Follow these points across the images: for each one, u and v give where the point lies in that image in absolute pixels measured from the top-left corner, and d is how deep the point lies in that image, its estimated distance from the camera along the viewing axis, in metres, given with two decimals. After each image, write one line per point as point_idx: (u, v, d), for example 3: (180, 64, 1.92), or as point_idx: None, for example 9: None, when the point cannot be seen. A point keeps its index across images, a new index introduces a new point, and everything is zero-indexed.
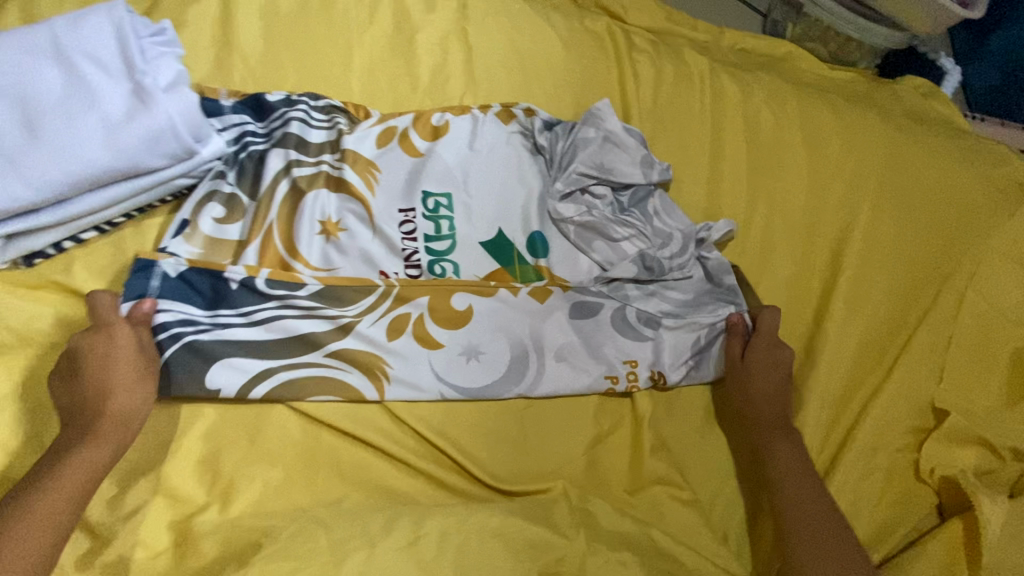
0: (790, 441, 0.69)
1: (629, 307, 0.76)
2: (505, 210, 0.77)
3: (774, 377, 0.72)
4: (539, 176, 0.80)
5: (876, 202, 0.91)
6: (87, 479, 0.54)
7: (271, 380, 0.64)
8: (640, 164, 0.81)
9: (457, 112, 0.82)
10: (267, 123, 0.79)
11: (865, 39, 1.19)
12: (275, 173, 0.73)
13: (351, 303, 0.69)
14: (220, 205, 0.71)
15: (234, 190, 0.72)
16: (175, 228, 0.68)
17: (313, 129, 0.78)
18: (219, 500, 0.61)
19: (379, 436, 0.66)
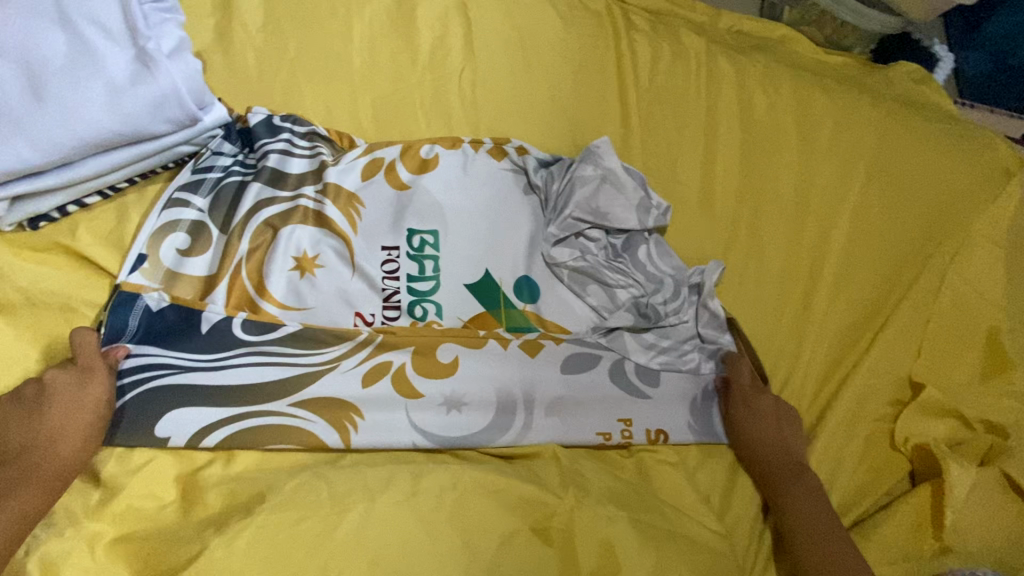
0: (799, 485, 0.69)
1: (627, 359, 0.76)
2: (497, 255, 0.78)
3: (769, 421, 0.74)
4: (535, 216, 0.82)
5: (863, 185, 0.93)
6: (17, 529, 0.54)
7: (228, 429, 0.64)
8: (638, 208, 0.82)
9: (448, 145, 0.84)
10: (248, 153, 0.79)
11: (860, 25, 1.19)
12: (251, 209, 0.74)
13: (326, 346, 0.69)
14: (184, 235, 0.72)
15: (203, 222, 0.73)
16: (132, 262, 0.69)
17: (295, 158, 0.78)
18: (223, 456, 0.64)
19: (384, 401, 0.69)
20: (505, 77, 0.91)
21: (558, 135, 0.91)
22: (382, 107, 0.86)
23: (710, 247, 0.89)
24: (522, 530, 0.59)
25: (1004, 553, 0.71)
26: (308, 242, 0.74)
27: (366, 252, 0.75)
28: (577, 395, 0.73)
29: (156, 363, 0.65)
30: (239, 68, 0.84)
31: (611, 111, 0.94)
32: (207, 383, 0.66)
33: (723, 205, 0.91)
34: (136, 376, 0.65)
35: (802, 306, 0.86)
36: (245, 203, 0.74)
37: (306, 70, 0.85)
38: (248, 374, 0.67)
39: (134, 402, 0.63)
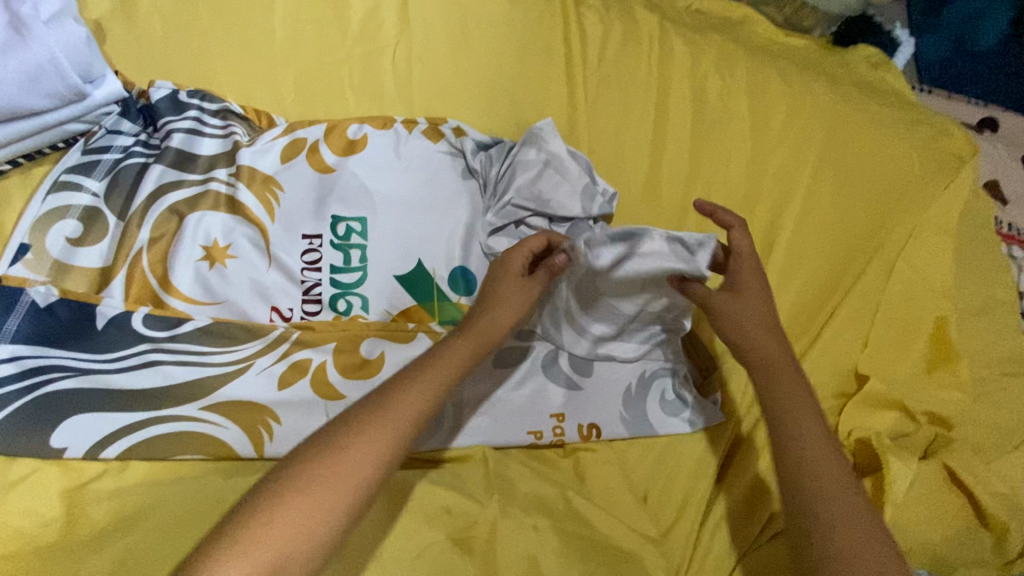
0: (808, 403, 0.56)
1: (562, 349, 0.71)
2: (429, 245, 0.73)
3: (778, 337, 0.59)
4: (473, 203, 0.77)
5: (816, 172, 0.91)
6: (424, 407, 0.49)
7: (129, 438, 0.58)
8: (584, 196, 0.77)
9: (377, 125, 0.78)
10: (152, 132, 0.72)
11: (819, 5, 1.17)
12: (153, 193, 0.67)
13: (237, 343, 0.64)
14: (75, 223, 0.64)
15: (98, 207, 0.66)
16: (14, 253, 0.62)
17: (205, 138, 0.72)
18: (118, 466, 0.58)
19: (297, 406, 0.63)
20: (443, 52, 0.85)
21: (500, 114, 0.86)
22: (305, 81, 0.80)
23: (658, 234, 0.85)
24: (440, 540, 0.55)
25: (943, 546, 0.70)
26: (218, 224, 0.68)
27: (286, 239, 0.69)
28: (510, 395, 0.69)
29: (41, 367, 0.59)
30: (144, 40, 0.76)
31: (557, 90, 0.89)
32: (97, 388, 0.59)
33: (673, 191, 0.87)
34: (19, 381, 0.58)
35: None
36: (145, 187, 0.67)
37: (220, 41, 0.78)
38: (148, 378, 0.60)
39: (15, 411, 0.57)
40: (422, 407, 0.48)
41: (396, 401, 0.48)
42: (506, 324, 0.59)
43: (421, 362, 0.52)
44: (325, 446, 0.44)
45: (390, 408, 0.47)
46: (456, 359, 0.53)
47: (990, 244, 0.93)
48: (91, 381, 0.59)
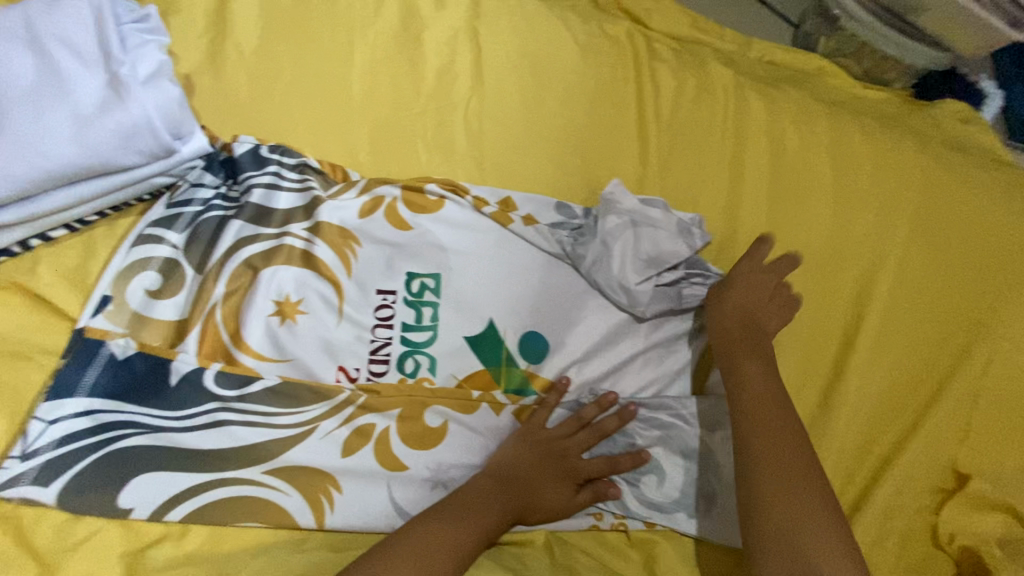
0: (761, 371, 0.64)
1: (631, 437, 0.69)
2: (499, 306, 0.71)
3: (752, 320, 0.68)
4: (544, 269, 0.74)
5: (905, 241, 0.84)
6: (478, 534, 0.58)
7: (193, 501, 0.57)
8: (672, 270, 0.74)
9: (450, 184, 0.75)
10: (232, 185, 0.73)
11: (905, 59, 1.12)
12: (231, 247, 0.67)
13: (304, 404, 0.62)
14: (156, 275, 0.65)
15: (179, 260, 0.67)
16: (96, 304, 0.63)
17: (281, 192, 0.72)
18: (177, 530, 0.57)
19: (359, 478, 0.61)
20: (514, 106, 0.85)
21: (571, 170, 0.83)
22: (379, 136, 0.80)
23: None
24: None
25: None
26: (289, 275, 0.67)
27: (359, 295, 0.68)
28: None
29: (112, 423, 0.58)
30: (229, 92, 0.78)
31: (628, 145, 0.86)
32: (163, 448, 0.58)
33: (749, 255, 0.83)
34: (90, 436, 0.58)
35: (836, 375, 0.77)
36: (224, 240, 0.68)
37: (300, 95, 0.79)
38: (215, 439, 0.60)
39: (86, 467, 0.56)
40: (475, 536, 0.57)
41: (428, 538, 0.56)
42: (544, 469, 0.64)
43: (478, 488, 0.61)
44: (385, 558, 0.53)
45: (452, 529, 0.57)
46: (508, 493, 0.62)
47: None
48: (158, 441, 0.59)
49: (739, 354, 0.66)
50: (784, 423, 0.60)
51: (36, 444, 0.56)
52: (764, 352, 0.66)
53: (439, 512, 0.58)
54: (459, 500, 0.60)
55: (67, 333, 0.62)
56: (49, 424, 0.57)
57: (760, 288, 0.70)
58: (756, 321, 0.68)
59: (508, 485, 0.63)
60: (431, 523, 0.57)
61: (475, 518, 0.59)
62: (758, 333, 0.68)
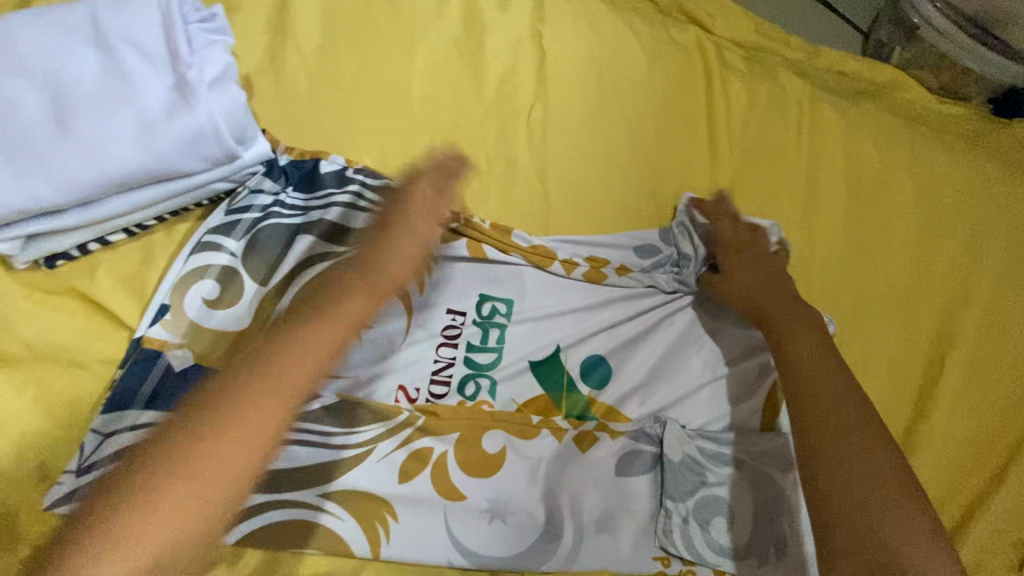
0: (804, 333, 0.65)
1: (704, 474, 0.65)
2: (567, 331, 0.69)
3: (776, 293, 0.69)
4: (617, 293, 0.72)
5: (992, 275, 0.79)
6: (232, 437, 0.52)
7: (248, 524, 0.55)
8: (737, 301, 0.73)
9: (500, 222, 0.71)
10: (308, 197, 0.71)
11: (984, 73, 1.05)
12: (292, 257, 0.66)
13: (361, 424, 0.60)
14: (214, 284, 0.63)
15: (238, 268, 0.65)
16: (154, 313, 0.61)
17: (359, 214, 0.69)
18: (230, 554, 0.55)
19: (416, 508, 0.59)
20: (579, 115, 0.81)
21: (637, 185, 0.79)
22: (439, 143, 0.76)
23: None
24: None
25: None
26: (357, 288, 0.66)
27: (428, 315, 0.67)
28: (637, 510, 0.63)
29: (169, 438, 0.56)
30: (288, 95, 0.75)
31: (697, 161, 0.82)
32: None
33: (823, 282, 0.78)
34: None
35: (917, 415, 0.72)
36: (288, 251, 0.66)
37: (360, 100, 0.76)
38: (270, 457, 0.58)
39: None
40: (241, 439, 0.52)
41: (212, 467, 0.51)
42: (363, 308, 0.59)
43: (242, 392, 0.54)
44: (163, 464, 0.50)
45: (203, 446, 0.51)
46: (271, 394, 0.54)
47: None
48: None
49: (777, 315, 0.67)
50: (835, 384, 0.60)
51: (91, 458, 0.54)
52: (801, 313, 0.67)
53: (199, 418, 0.52)
54: (238, 398, 0.54)
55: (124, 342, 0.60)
56: (105, 437, 0.55)
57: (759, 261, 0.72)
58: (784, 295, 0.69)
59: (263, 383, 0.55)
60: (213, 428, 0.52)
61: (245, 423, 0.53)
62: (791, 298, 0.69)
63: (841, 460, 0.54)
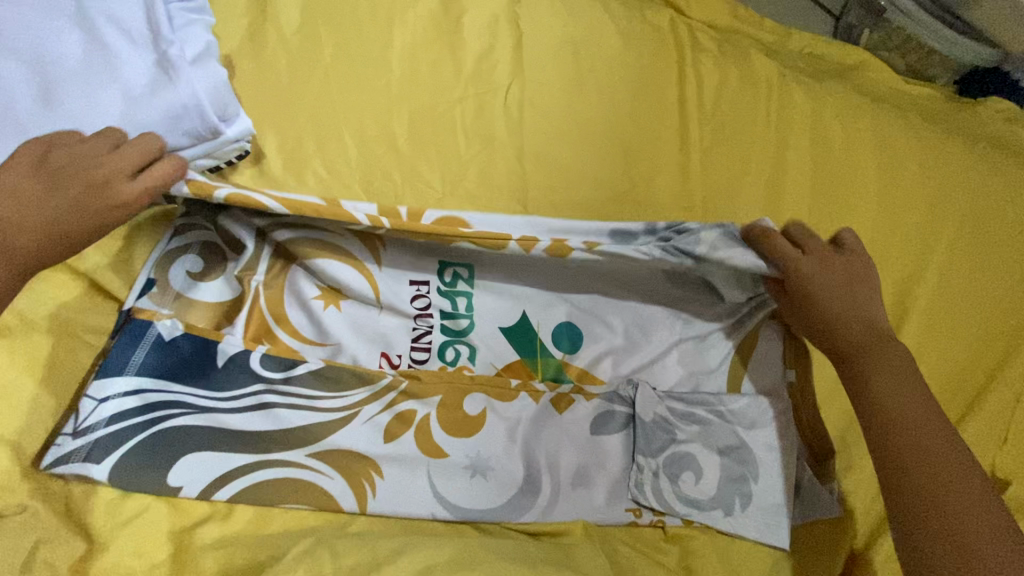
0: (900, 381, 0.60)
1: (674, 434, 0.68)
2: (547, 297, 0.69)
3: (856, 327, 0.63)
4: (607, 262, 0.69)
5: (952, 243, 0.83)
6: None
7: (241, 481, 0.58)
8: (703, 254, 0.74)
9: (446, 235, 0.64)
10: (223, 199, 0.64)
11: (950, 53, 1.09)
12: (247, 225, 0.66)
13: (348, 388, 0.63)
14: (197, 259, 0.66)
15: (218, 245, 0.67)
16: (140, 287, 0.63)
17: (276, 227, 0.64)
18: (223, 510, 0.58)
19: (401, 466, 0.62)
20: (556, 94, 0.83)
21: (612, 160, 0.81)
22: (418, 120, 0.78)
23: None
24: None
25: None
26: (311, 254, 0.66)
27: (392, 284, 0.68)
28: (610, 465, 0.66)
29: (163, 402, 0.59)
30: (269, 73, 0.77)
31: (670, 136, 0.84)
32: (209, 429, 0.59)
33: None
34: (140, 415, 0.58)
35: None
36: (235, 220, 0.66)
37: (340, 79, 0.78)
38: (260, 420, 0.60)
39: (136, 447, 0.57)
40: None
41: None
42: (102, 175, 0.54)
43: None
44: None
45: None
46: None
47: None
48: (205, 422, 0.59)
49: (862, 361, 0.62)
50: (933, 443, 0.56)
51: (89, 421, 0.56)
52: (889, 354, 0.61)
53: None
54: None
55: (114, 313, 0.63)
56: (99, 402, 0.57)
57: (840, 273, 0.65)
58: (867, 320, 0.63)
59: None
60: None
61: None
62: (877, 332, 0.63)
63: (948, 535, 0.52)
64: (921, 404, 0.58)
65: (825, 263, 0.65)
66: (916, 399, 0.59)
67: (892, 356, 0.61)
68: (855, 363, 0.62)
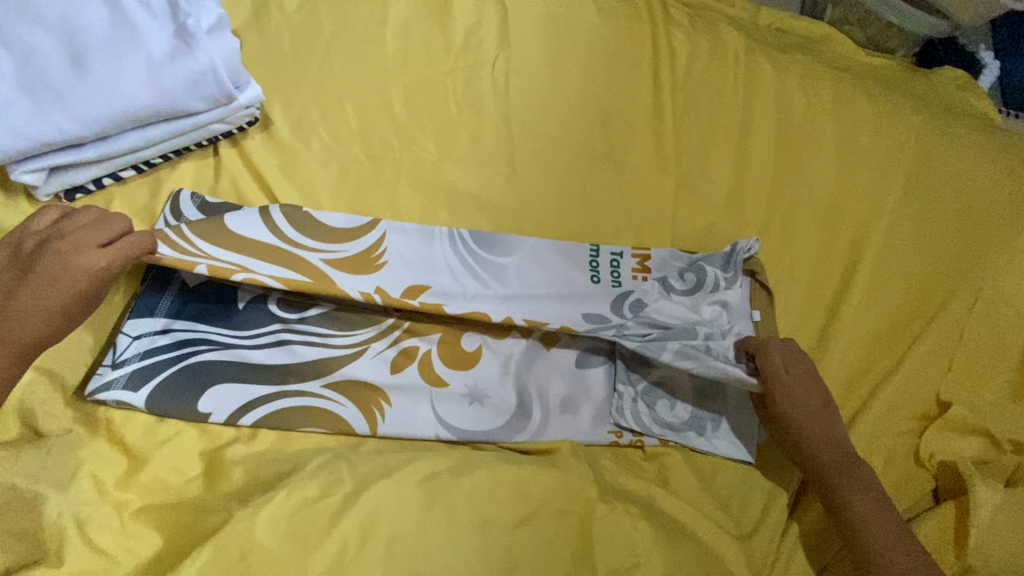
0: (869, 496, 0.65)
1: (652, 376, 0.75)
2: (520, 306, 0.73)
3: (833, 449, 0.68)
4: (574, 294, 0.76)
5: (902, 195, 0.90)
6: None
7: (262, 408, 0.65)
8: (692, 277, 0.79)
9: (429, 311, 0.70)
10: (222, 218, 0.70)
11: (904, 26, 1.17)
12: (248, 224, 0.69)
13: (356, 327, 0.70)
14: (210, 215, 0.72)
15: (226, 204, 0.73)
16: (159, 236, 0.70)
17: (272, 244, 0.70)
18: (247, 434, 0.64)
19: (405, 394, 0.69)
20: (539, 65, 0.90)
21: (592, 125, 0.88)
22: (413, 89, 0.85)
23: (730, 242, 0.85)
24: (544, 512, 0.59)
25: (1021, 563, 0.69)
26: (313, 245, 0.71)
27: (396, 239, 0.74)
28: (594, 394, 0.74)
29: (190, 339, 0.66)
30: (272, 48, 0.83)
31: (644, 102, 0.92)
32: (231, 364, 0.66)
33: (755, 206, 0.88)
34: (170, 351, 0.65)
35: (832, 313, 0.83)
36: (236, 224, 0.69)
37: (338, 52, 0.84)
38: (278, 354, 0.67)
39: (166, 377, 0.64)
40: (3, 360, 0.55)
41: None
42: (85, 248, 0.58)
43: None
44: None
45: None
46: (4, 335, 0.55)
47: None
48: (228, 358, 0.66)
49: (833, 481, 0.67)
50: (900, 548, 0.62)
51: (125, 355, 0.64)
52: (862, 475, 0.66)
53: None
54: None
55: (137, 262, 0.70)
56: (134, 339, 0.65)
57: (813, 395, 0.70)
58: (839, 442, 0.69)
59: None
60: None
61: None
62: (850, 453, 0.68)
63: None
64: (890, 520, 0.64)
65: (801, 382, 0.70)
66: (886, 518, 0.64)
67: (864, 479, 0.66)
68: (827, 479, 0.67)
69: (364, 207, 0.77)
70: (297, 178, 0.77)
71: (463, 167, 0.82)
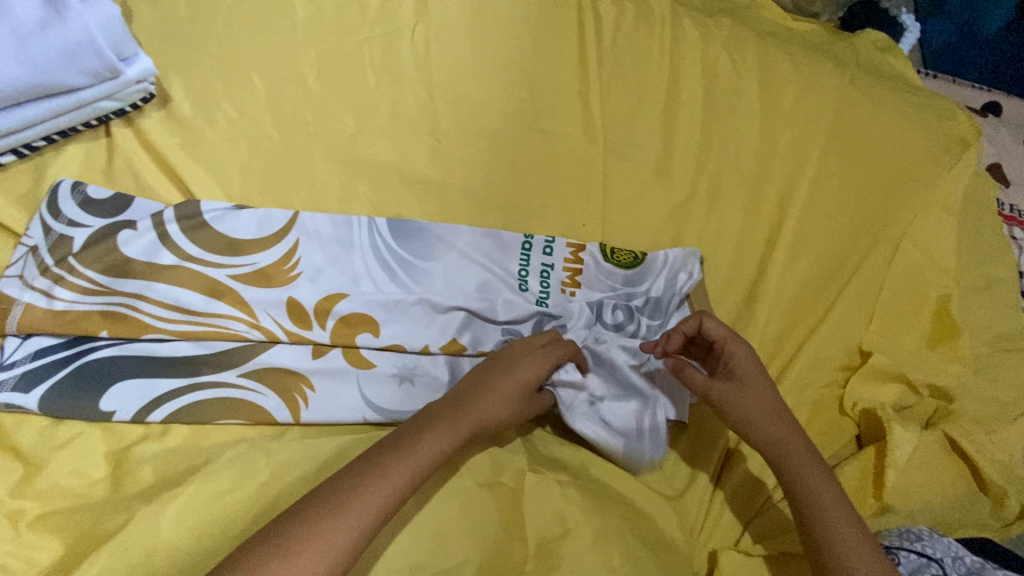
0: (797, 450, 0.63)
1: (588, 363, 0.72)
2: (443, 320, 0.71)
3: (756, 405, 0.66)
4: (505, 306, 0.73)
5: (824, 153, 0.91)
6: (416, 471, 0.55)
7: (172, 404, 0.61)
8: (623, 290, 0.78)
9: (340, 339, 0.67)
10: (111, 220, 0.67)
11: None
12: (148, 249, 0.66)
13: (264, 314, 0.66)
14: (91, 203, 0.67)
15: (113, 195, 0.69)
16: (37, 224, 0.66)
17: (165, 253, 0.66)
18: (158, 431, 0.61)
19: (329, 378, 0.66)
20: (460, 30, 0.87)
21: (516, 91, 0.86)
22: (327, 59, 0.80)
23: (658, 206, 0.85)
24: (470, 488, 0.60)
25: (928, 496, 0.74)
26: (219, 262, 0.67)
27: (310, 230, 0.71)
28: None
29: (85, 336, 0.63)
30: (170, 24, 0.79)
31: (568, 66, 0.90)
32: (133, 358, 0.63)
33: (683, 169, 0.88)
34: (63, 351, 0.62)
35: (760, 272, 0.84)
36: (135, 250, 0.66)
37: (243, 22, 0.80)
38: (189, 346, 0.64)
39: (60, 377, 0.60)
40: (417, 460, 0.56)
41: (328, 514, 0.50)
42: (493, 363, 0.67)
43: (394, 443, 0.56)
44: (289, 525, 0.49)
45: (354, 495, 0.51)
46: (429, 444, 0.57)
47: (992, 225, 0.96)
48: (129, 352, 0.63)
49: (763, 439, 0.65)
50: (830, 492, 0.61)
51: (14, 357, 0.61)
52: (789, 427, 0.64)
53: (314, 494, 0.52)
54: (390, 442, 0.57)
55: (11, 248, 0.66)
56: (23, 340, 0.62)
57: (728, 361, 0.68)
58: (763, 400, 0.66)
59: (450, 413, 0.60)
60: (391, 450, 0.55)
61: (425, 448, 0.56)
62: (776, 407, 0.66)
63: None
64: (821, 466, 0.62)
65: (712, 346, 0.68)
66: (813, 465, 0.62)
67: (794, 435, 0.64)
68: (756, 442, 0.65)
69: (275, 182, 0.73)
70: (200, 156, 0.73)
71: (382, 138, 0.78)
